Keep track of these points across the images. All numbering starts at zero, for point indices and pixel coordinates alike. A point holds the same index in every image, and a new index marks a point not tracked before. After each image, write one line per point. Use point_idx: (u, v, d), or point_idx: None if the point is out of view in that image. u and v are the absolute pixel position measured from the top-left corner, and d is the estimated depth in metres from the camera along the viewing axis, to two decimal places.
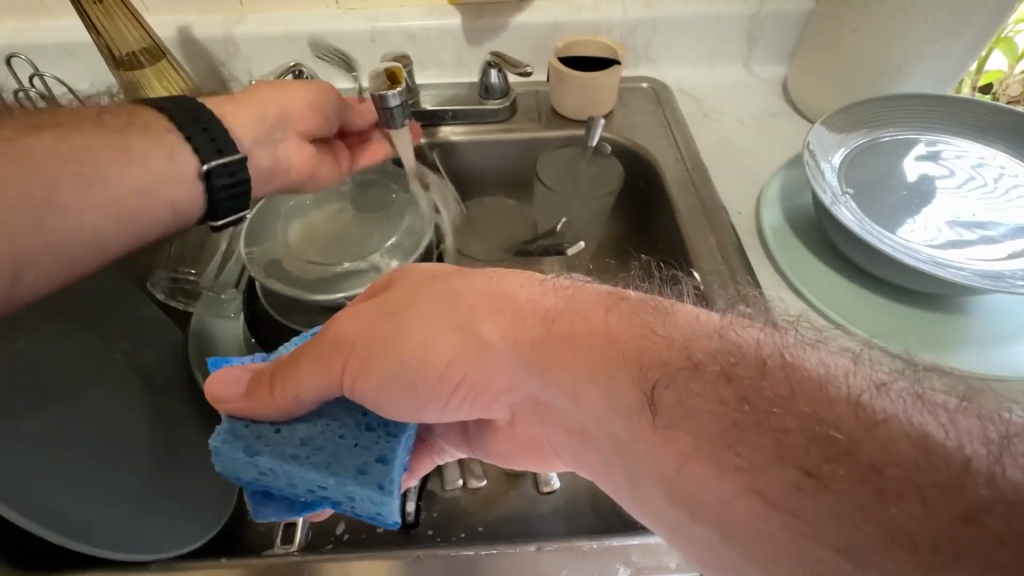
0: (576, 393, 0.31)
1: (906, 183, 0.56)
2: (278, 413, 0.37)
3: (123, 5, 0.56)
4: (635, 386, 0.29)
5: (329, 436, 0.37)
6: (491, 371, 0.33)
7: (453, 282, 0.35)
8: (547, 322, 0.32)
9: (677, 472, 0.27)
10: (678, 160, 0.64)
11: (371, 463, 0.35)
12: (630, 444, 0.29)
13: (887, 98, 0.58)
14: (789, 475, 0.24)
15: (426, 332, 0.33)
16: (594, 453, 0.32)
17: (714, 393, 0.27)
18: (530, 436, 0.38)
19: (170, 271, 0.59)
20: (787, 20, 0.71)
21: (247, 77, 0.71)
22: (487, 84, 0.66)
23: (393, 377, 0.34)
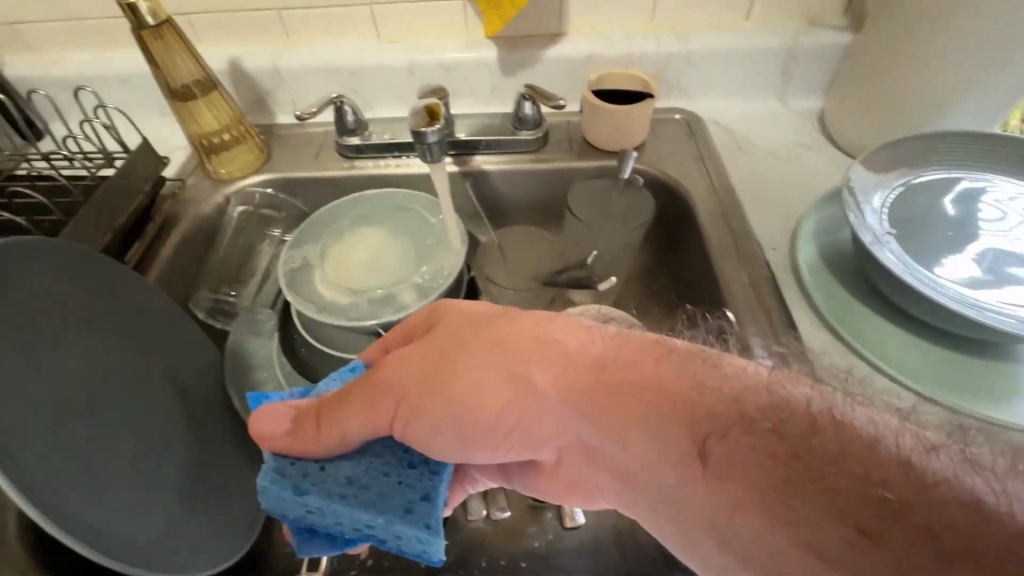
0: (628, 446, 0.31)
1: (951, 225, 0.54)
2: (325, 451, 0.37)
3: (179, 41, 0.59)
4: (685, 438, 0.30)
5: (374, 474, 0.38)
6: (540, 416, 0.34)
7: (495, 325, 0.36)
8: (596, 371, 0.33)
9: (731, 523, 0.28)
10: (710, 192, 0.64)
11: (417, 501, 0.36)
12: (684, 493, 0.30)
13: (928, 136, 0.57)
14: (842, 529, 0.25)
15: (477, 379, 0.34)
16: (642, 500, 0.33)
17: (767, 447, 0.28)
18: (574, 478, 0.38)
19: (212, 292, 0.62)
20: (823, 54, 0.70)
21: (290, 105, 0.75)
22: (521, 116, 0.67)
23: (445, 421, 0.35)
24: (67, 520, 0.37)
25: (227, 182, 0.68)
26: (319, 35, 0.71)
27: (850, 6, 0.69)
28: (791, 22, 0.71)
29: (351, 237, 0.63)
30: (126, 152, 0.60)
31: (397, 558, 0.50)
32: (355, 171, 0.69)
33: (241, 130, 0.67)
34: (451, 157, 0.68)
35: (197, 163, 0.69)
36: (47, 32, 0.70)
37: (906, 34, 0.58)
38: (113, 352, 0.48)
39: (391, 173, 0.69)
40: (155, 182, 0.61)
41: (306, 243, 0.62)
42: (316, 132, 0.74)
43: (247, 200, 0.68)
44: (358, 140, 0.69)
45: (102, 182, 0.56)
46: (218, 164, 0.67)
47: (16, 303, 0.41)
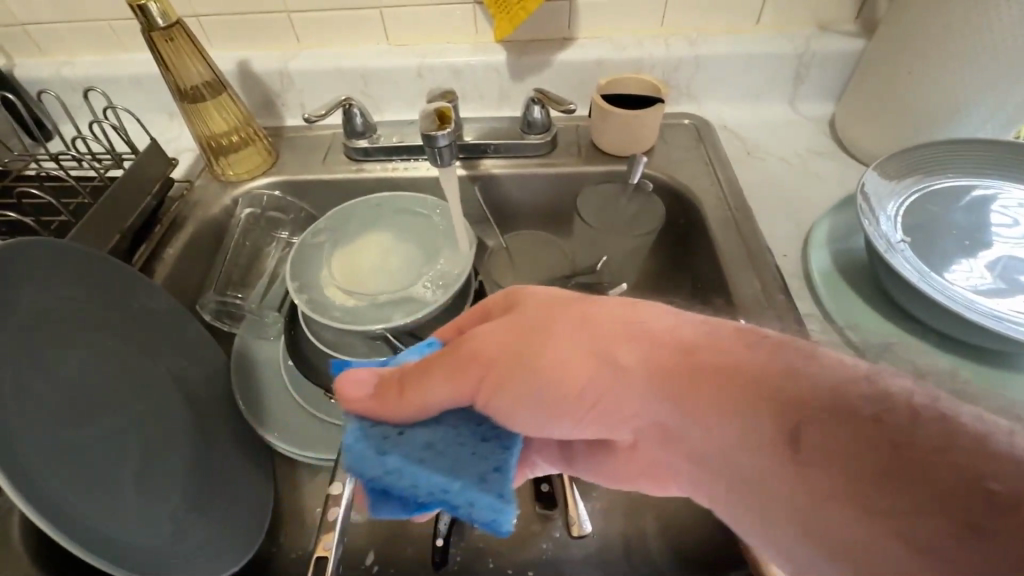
0: (714, 431, 0.29)
1: (966, 233, 0.53)
2: (408, 417, 0.35)
3: (189, 43, 0.59)
4: (774, 424, 0.27)
5: (447, 442, 0.35)
6: (618, 396, 0.33)
7: (578, 310, 0.35)
8: (684, 352, 0.31)
9: (815, 512, 0.26)
10: (720, 198, 0.63)
11: (489, 472, 0.34)
12: (767, 482, 0.28)
13: (945, 143, 0.56)
14: (944, 525, 0.22)
15: (558, 354, 0.34)
16: (717, 486, 0.31)
17: (864, 437, 0.25)
18: (648, 461, 0.37)
19: (218, 293, 0.61)
20: (835, 60, 0.70)
21: (298, 108, 0.75)
22: (530, 119, 0.67)
23: (525, 394, 0.34)
24: (72, 523, 0.36)
25: (235, 184, 0.68)
26: (328, 39, 0.71)
27: (862, 11, 0.69)
28: (803, 27, 0.70)
29: (361, 239, 0.62)
30: (135, 153, 0.60)
31: (401, 565, 0.50)
32: (363, 174, 0.69)
33: (249, 132, 0.67)
34: (459, 161, 0.68)
35: (205, 165, 0.69)
36: (56, 32, 0.70)
37: (918, 42, 0.58)
38: (120, 351, 0.47)
39: (398, 176, 0.69)
40: (164, 183, 0.61)
41: (317, 243, 0.62)
42: (325, 135, 0.74)
43: (254, 202, 0.67)
44: (366, 143, 0.69)
45: (112, 184, 0.56)
46: (226, 166, 0.66)
47: (26, 304, 0.41)
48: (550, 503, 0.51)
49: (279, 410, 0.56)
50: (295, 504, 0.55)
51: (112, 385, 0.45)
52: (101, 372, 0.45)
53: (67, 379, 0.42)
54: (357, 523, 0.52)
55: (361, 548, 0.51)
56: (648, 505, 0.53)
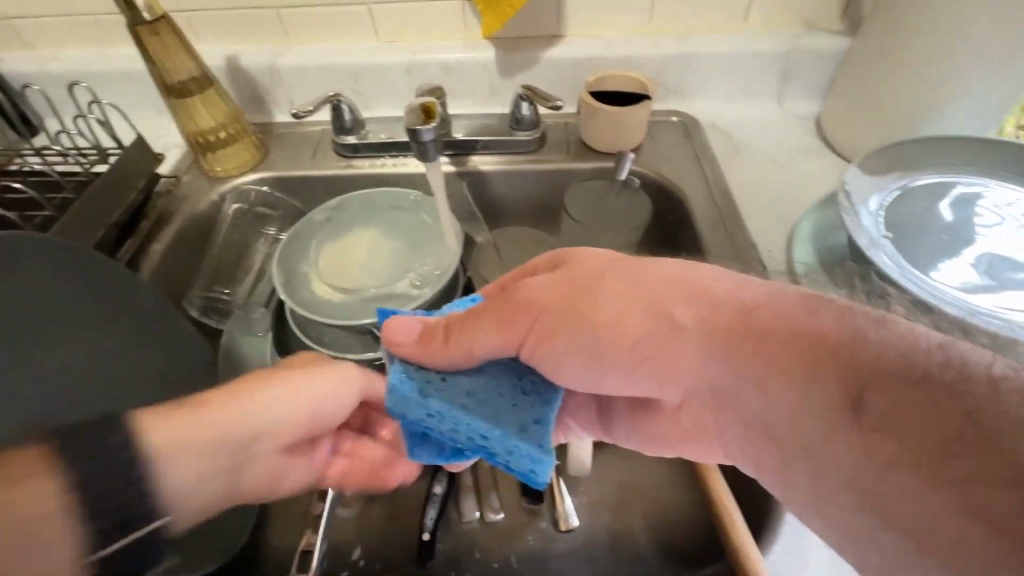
0: (771, 391, 0.33)
1: (946, 228, 0.54)
2: (450, 362, 0.37)
3: (175, 37, 0.58)
4: (839, 387, 0.30)
5: (489, 391, 0.38)
6: (679, 355, 0.36)
7: (618, 272, 0.37)
8: (745, 316, 0.34)
9: (881, 473, 0.29)
10: (708, 195, 0.64)
11: (530, 423, 0.36)
12: (826, 444, 0.31)
13: (926, 140, 0.57)
14: (1013, 491, 0.24)
15: (621, 310, 0.36)
16: (767, 443, 0.35)
17: (937, 404, 0.27)
18: (692, 420, 0.41)
19: (204, 289, 0.62)
20: (822, 58, 0.70)
21: (288, 104, 0.74)
22: (518, 116, 0.67)
23: (580, 345, 0.37)
24: None
25: (223, 180, 0.67)
26: (317, 35, 0.71)
27: (848, 11, 0.70)
28: (790, 27, 0.71)
29: (351, 232, 0.63)
30: (120, 149, 0.60)
31: (388, 561, 0.50)
32: (351, 170, 0.69)
33: (237, 128, 0.67)
34: (448, 157, 0.68)
35: (193, 161, 0.68)
36: (43, 27, 0.69)
37: (900, 41, 0.58)
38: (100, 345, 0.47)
39: (387, 172, 0.69)
40: (150, 179, 0.61)
41: (308, 236, 0.62)
42: (314, 131, 0.74)
43: (242, 197, 0.67)
44: (355, 139, 0.69)
45: (96, 180, 0.56)
46: (213, 161, 0.66)
47: None
48: (538, 498, 0.52)
49: None
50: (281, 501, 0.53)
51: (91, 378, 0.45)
52: None
53: None
54: (344, 517, 0.53)
55: (348, 542, 0.51)
56: (634, 499, 0.53)
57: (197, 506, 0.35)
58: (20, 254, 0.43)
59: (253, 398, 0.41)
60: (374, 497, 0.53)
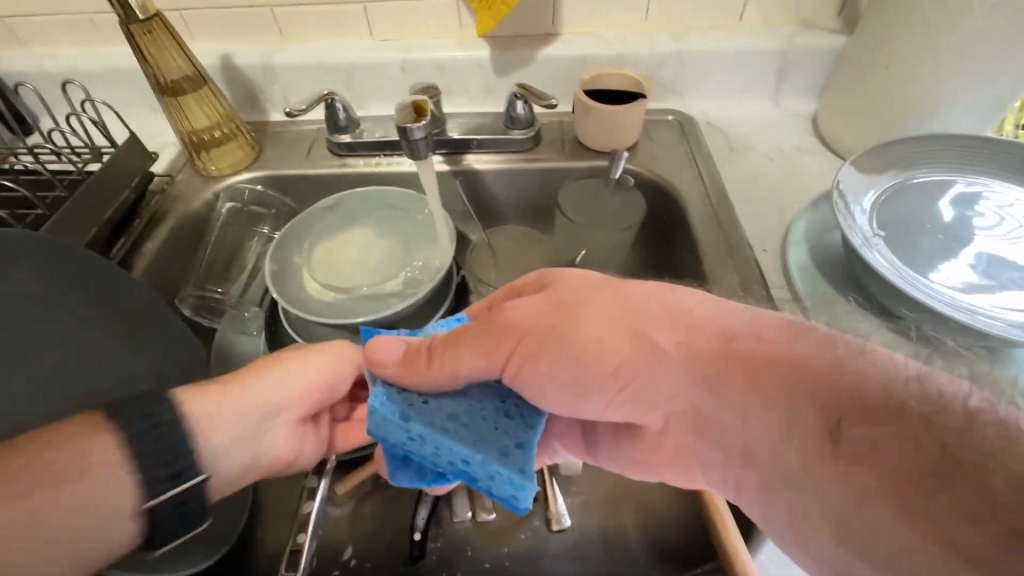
0: (752, 418, 0.32)
1: (942, 228, 0.53)
2: (432, 384, 0.37)
3: (169, 36, 0.58)
4: (820, 416, 0.30)
5: (471, 414, 0.37)
6: (659, 379, 0.36)
7: (602, 296, 0.38)
8: (726, 342, 0.34)
9: (860, 508, 0.28)
10: (703, 194, 0.64)
11: (512, 448, 0.35)
12: (806, 476, 0.30)
13: (921, 139, 0.57)
14: (988, 528, 0.24)
15: (602, 333, 0.36)
16: (749, 476, 0.34)
17: (913, 437, 0.27)
18: (677, 449, 0.40)
19: (196, 287, 0.60)
20: (818, 56, 0.70)
21: (283, 103, 0.74)
22: (513, 115, 0.67)
23: (561, 368, 0.37)
24: None
25: (217, 179, 0.67)
26: (312, 33, 0.71)
27: (844, 9, 0.69)
28: (786, 25, 0.71)
29: (344, 232, 0.63)
30: (113, 147, 0.60)
31: (379, 561, 0.50)
32: (346, 169, 0.69)
33: (232, 127, 0.67)
34: (442, 156, 0.68)
35: (187, 160, 0.68)
36: (37, 24, 0.69)
37: (896, 39, 0.58)
38: (92, 342, 0.47)
39: (381, 171, 0.69)
40: (144, 177, 0.61)
41: (300, 236, 0.62)
42: (308, 130, 0.73)
43: (236, 196, 0.67)
44: (349, 138, 0.69)
45: (89, 178, 0.56)
46: (207, 160, 0.66)
47: None
48: None
49: None
50: (274, 500, 0.53)
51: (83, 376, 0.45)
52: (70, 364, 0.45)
53: None
54: (336, 516, 0.52)
55: (340, 542, 0.51)
56: (627, 500, 0.53)
57: (234, 462, 0.42)
58: (13, 251, 0.44)
59: (246, 388, 0.44)
60: (366, 496, 0.53)
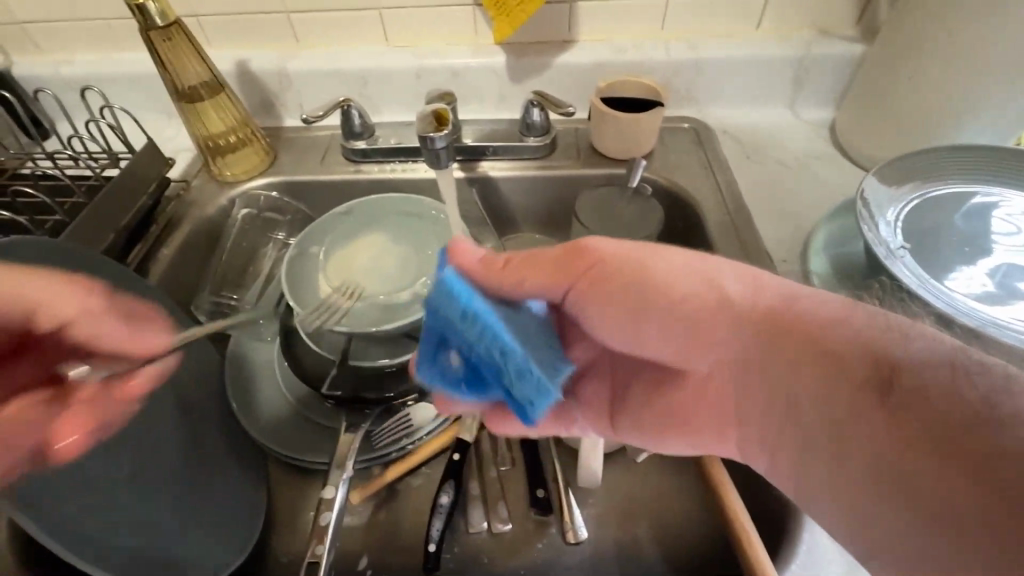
0: (801, 370, 0.33)
1: (965, 240, 0.53)
2: (495, 285, 0.35)
3: (188, 42, 0.58)
4: (872, 369, 0.30)
5: (521, 323, 0.34)
6: (712, 329, 0.36)
7: (656, 259, 0.37)
8: (789, 302, 0.34)
9: (902, 460, 0.28)
10: (720, 202, 0.63)
11: (549, 362, 0.33)
12: (851, 428, 0.31)
13: (942, 149, 0.56)
14: None
15: (671, 275, 0.37)
16: (792, 429, 0.35)
17: (964, 395, 0.27)
18: (716, 403, 0.41)
19: (213, 294, 0.61)
20: (836, 64, 0.70)
21: (297, 109, 0.74)
22: (528, 122, 0.66)
23: (623, 303, 0.37)
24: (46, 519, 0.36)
25: (233, 184, 0.67)
26: (328, 39, 0.71)
27: (863, 17, 0.69)
28: (804, 32, 0.70)
29: (357, 237, 0.63)
30: (131, 153, 0.60)
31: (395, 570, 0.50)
32: (360, 175, 0.69)
33: (247, 132, 0.67)
34: (457, 162, 0.68)
35: (203, 165, 0.68)
36: (56, 30, 0.69)
37: (920, 46, 0.57)
38: None
39: (396, 177, 0.69)
40: (161, 183, 0.61)
41: (316, 244, 0.62)
42: (323, 136, 0.74)
43: (251, 202, 0.67)
44: (364, 144, 0.69)
45: (107, 183, 0.56)
46: (223, 166, 0.66)
47: None
48: (546, 509, 0.51)
49: (273, 413, 0.56)
50: (287, 507, 0.53)
51: None
52: None
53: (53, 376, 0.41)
54: (349, 525, 0.52)
55: (354, 549, 0.51)
56: (644, 512, 0.52)
57: None
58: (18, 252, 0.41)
59: None
60: (380, 504, 0.53)
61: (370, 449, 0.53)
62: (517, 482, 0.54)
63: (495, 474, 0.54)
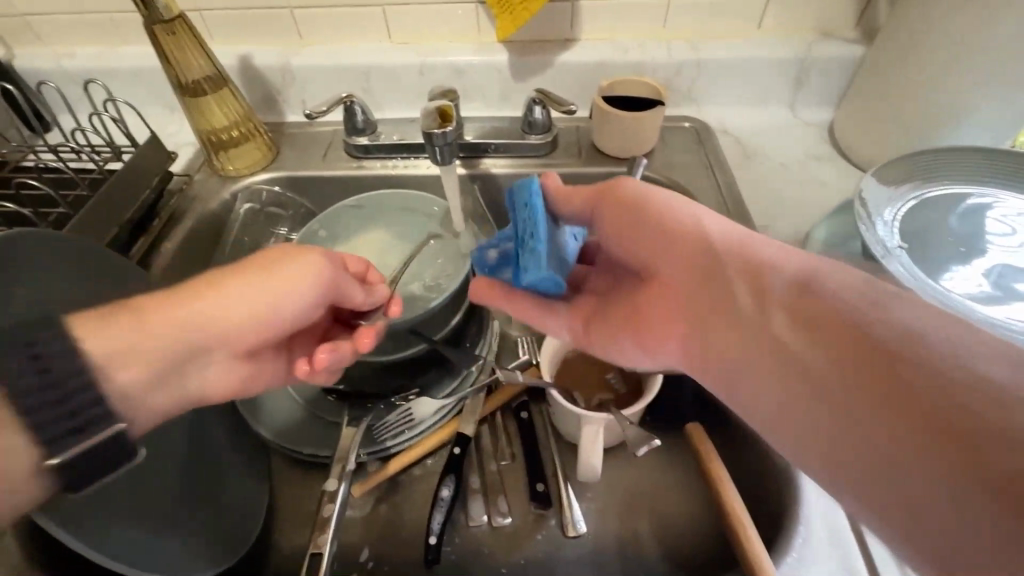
0: (749, 272, 0.35)
1: (961, 240, 0.53)
2: (553, 195, 0.46)
3: (192, 36, 0.58)
4: (804, 277, 0.33)
5: (559, 238, 0.46)
6: (674, 240, 0.39)
7: (663, 195, 0.41)
8: (747, 235, 0.38)
9: (823, 344, 0.30)
10: (720, 202, 0.64)
11: (556, 267, 0.44)
12: (781, 320, 0.32)
13: (940, 150, 0.57)
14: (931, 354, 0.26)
15: (664, 200, 0.41)
16: (726, 332, 0.35)
17: (879, 299, 0.30)
18: (660, 325, 0.40)
19: None
20: (835, 65, 0.70)
21: (300, 105, 0.75)
22: (531, 120, 0.67)
23: (625, 221, 0.42)
24: None
25: (235, 179, 0.67)
26: (331, 36, 0.71)
27: (863, 18, 0.70)
28: (804, 33, 0.71)
29: (360, 234, 0.63)
30: (134, 146, 0.60)
31: (397, 562, 0.50)
32: (363, 171, 0.69)
33: (250, 127, 0.67)
34: (460, 160, 0.68)
35: (205, 159, 0.68)
36: (57, 24, 0.69)
37: (921, 47, 0.58)
38: None
39: (398, 174, 0.69)
40: (164, 177, 0.61)
41: (319, 239, 0.62)
42: (325, 131, 0.74)
43: (253, 197, 0.67)
44: (366, 141, 0.69)
45: (111, 177, 0.56)
46: (226, 161, 0.66)
47: (18, 290, 0.40)
48: (546, 502, 0.52)
49: (276, 408, 0.57)
50: (288, 501, 0.53)
51: None
52: None
53: None
54: (351, 519, 0.52)
55: (356, 542, 0.51)
56: (642, 506, 0.53)
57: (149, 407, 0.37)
58: (23, 244, 0.41)
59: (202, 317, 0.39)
60: (382, 497, 0.53)
61: (373, 442, 0.54)
62: (517, 476, 0.54)
63: (495, 468, 0.55)
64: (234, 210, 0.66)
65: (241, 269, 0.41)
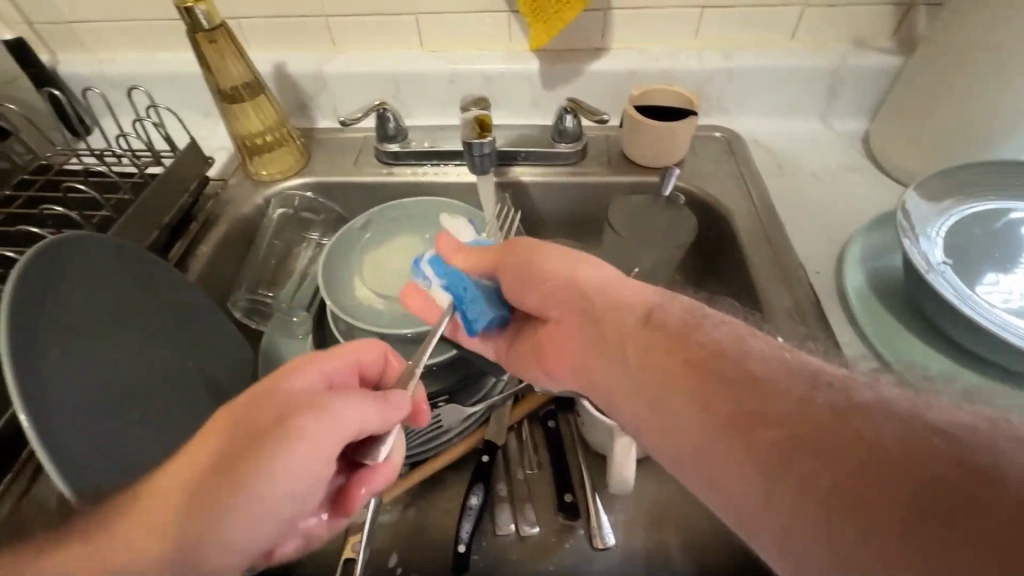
0: (620, 323, 0.37)
1: (1006, 257, 0.52)
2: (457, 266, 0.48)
3: (232, 45, 0.59)
4: (668, 328, 0.35)
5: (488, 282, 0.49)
6: (556, 292, 0.42)
7: (546, 249, 0.43)
8: (620, 283, 0.41)
9: (686, 396, 0.32)
10: (753, 212, 0.63)
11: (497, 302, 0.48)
12: (650, 367, 0.34)
13: (985, 164, 0.55)
14: (771, 412, 0.28)
15: (549, 254, 0.43)
16: (604, 371, 0.37)
17: (728, 352, 0.32)
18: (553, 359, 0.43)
19: (249, 290, 0.63)
20: (870, 76, 0.69)
21: (331, 111, 0.76)
22: (561, 128, 0.67)
23: (515, 275, 0.44)
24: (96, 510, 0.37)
25: (268, 184, 0.69)
26: (364, 44, 0.72)
27: (899, 30, 0.69)
28: (838, 44, 0.70)
29: (391, 240, 0.64)
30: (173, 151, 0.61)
31: (424, 569, 0.50)
32: (393, 178, 0.70)
33: (284, 133, 0.68)
34: None
35: (239, 164, 0.70)
36: (100, 31, 0.71)
37: (965, 57, 0.56)
38: (150, 343, 0.48)
39: (428, 181, 0.70)
40: (200, 182, 0.62)
41: (352, 245, 0.62)
42: (356, 138, 0.75)
43: (287, 202, 0.68)
44: (397, 147, 0.70)
45: (151, 182, 0.57)
46: (260, 166, 0.68)
47: (66, 296, 0.41)
48: (574, 514, 0.51)
49: None
50: None
51: (135, 369, 0.45)
52: (122, 356, 0.44)
53: (99, 367, 0.42)
54: (380, 522, 0.53)
55: (383, 548, 0.51)
56: (672, 520, 0.52)
57: None
58: (68, 254, 0.42)
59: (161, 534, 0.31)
60: (410, 502, 0.54)
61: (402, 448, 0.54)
62: (545, 484, 0.54)
63: (521, 476, 0.54)
64: (269, 214, 0.66)
65: (227, 451, 0.33)
